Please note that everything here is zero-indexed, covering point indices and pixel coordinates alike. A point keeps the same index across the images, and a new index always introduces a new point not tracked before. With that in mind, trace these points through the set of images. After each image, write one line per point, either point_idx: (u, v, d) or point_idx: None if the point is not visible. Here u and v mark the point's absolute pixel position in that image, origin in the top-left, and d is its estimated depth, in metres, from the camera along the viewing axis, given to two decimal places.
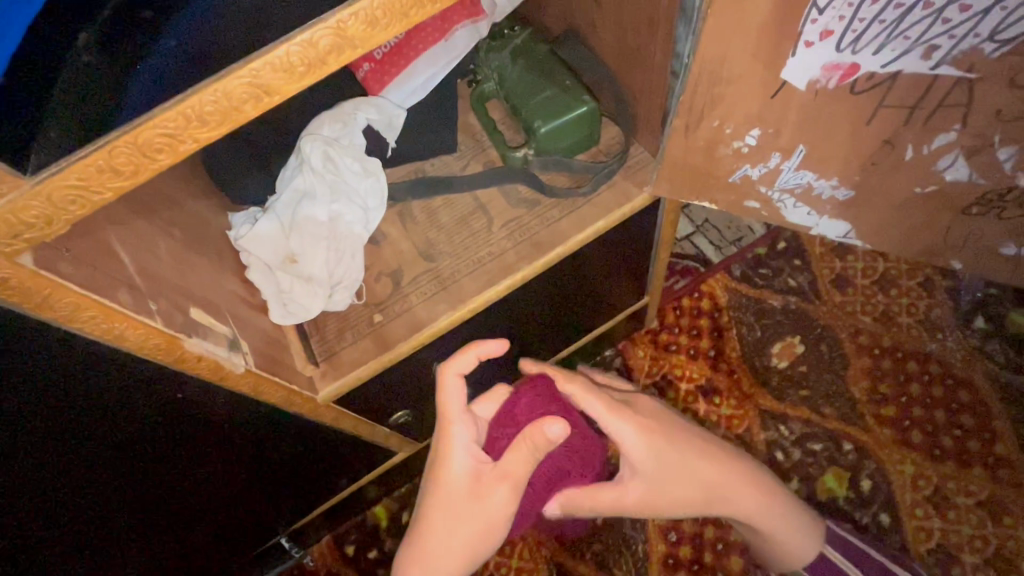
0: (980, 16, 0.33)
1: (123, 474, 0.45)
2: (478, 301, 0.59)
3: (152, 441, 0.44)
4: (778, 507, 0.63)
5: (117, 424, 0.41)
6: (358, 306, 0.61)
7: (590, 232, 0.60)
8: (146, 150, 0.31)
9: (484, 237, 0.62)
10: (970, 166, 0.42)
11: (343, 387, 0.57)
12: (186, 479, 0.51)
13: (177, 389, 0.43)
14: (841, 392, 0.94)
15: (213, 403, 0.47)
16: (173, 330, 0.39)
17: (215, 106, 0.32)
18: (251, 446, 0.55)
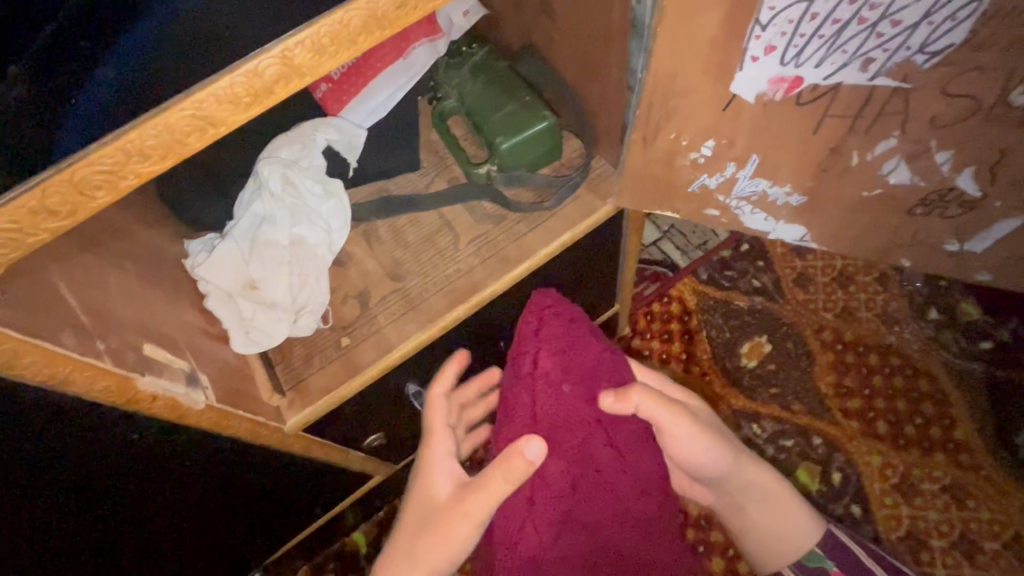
0: (909, 30, 0.34)
1: (77, 525, 0.42)
2: (447, 319, 0.58)
3: (107, 488, 0.42)
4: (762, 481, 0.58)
5: (68, 474, 0.39)
6: (325, 330, 0.59)
7: (557, 245, 0.60)
8: (84, 188, 0.31)
9: (451, 254, 0.61)
10: (911, 170, 0.44)
11: (312, 414, 0.56)
12: (150, 526, 0.50)
13: (132, 429, 0.41)
14: (809, 388, 0.97)
15: (173, 442, 0.45)
16: (124, 370, 0.37)
17: (156, 140, 0.32)
18: (218, 486, 0.54)
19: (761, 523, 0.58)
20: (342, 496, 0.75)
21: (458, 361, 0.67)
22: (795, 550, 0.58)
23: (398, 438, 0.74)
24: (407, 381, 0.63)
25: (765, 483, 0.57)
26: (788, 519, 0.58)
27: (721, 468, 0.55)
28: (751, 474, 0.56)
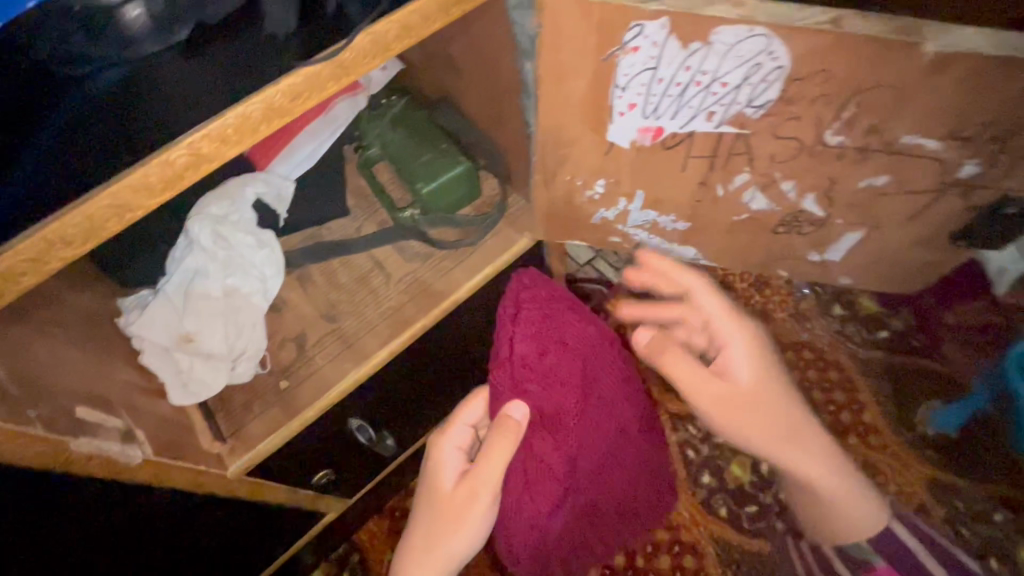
0: (736, 89, 0.41)
1: None
2: (382, 354, 0.62)
3: (45, 557, 0.43)
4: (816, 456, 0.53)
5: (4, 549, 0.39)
6: (263, 375, 0.62)
7: (481, 278, 0.65)
8: (9, 276, 0.33)
9: (383, 293, 0.65)
10: (765, 197, 0.51)
11: (254, 458, 0.58)
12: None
13: (68, 491, 0.42)
14: None
15: (111, 500, 0.46)
16: (58, 435, 0.39)
17: (78, 229, 0.34)
18: (167, 547, 0.55)
19: (812, 494, 0.54)
20: (295, 535, 0.76)
21: (399, 392, 0.70)
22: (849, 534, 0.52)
23: (348, 473, 0.76)
24: (349, 417, 0.66)
25: (815, 463, 0.53)
26: (854, 510, 0.52)
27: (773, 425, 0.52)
28: (801, 448, 0.53)
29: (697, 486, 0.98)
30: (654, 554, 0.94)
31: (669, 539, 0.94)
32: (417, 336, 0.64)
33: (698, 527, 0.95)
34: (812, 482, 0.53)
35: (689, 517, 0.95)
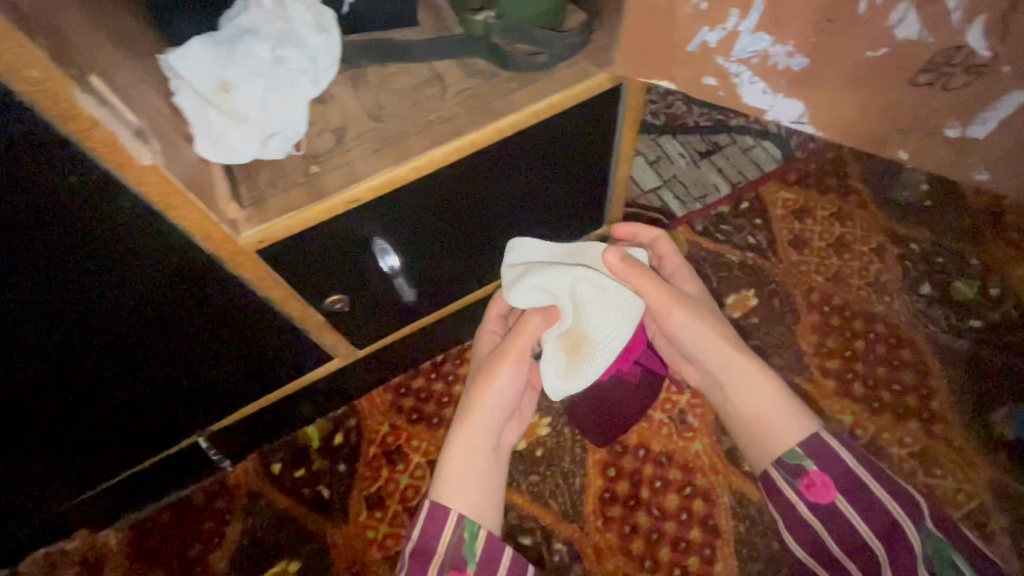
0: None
1: (79, 315, 0.49)
2: (423, 157, 0.56)
3: (88, 281, 0.47)
4: (767, 394, 0.65)
5: (36, 246, 0.41)
6: (296, 157, 0.57)
7: (547, 103, 0.57)
8: (17, 71, 0.33)
9: (434, 102, 0.59)
10: (920, 19, 0.42)
11: (269, 232, 0.54)
12: (45, 310, 0.47)
13: (124, 242, 0.46)
14: (789, 344, 0.96)
15: (138, 250, 0.48)
16: (117, 134, 0.39)
17: (42, 74, 0.34)
18: (83, 313, 0.50)
19: (756, 425, 0.65)
20: (301, 355, 0.76)
21: (449, 220, 0.66)
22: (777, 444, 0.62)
23: (361, 308, 0.73)
24: (377, 236, 0.63)
25: (763, 393, 0.65)
26: (767, 422, 0.64)
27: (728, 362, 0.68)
28: (752, 386, 0.66)
29: (723, 434, 0.89)
30: (662, 490, 0.87)
31: (680, 479, 0.87)
32: (484, 142, 0.57)
33: (717, 474, 0.87)
34: (755, 406, 0.65)
35: (708, 461, 0.88)
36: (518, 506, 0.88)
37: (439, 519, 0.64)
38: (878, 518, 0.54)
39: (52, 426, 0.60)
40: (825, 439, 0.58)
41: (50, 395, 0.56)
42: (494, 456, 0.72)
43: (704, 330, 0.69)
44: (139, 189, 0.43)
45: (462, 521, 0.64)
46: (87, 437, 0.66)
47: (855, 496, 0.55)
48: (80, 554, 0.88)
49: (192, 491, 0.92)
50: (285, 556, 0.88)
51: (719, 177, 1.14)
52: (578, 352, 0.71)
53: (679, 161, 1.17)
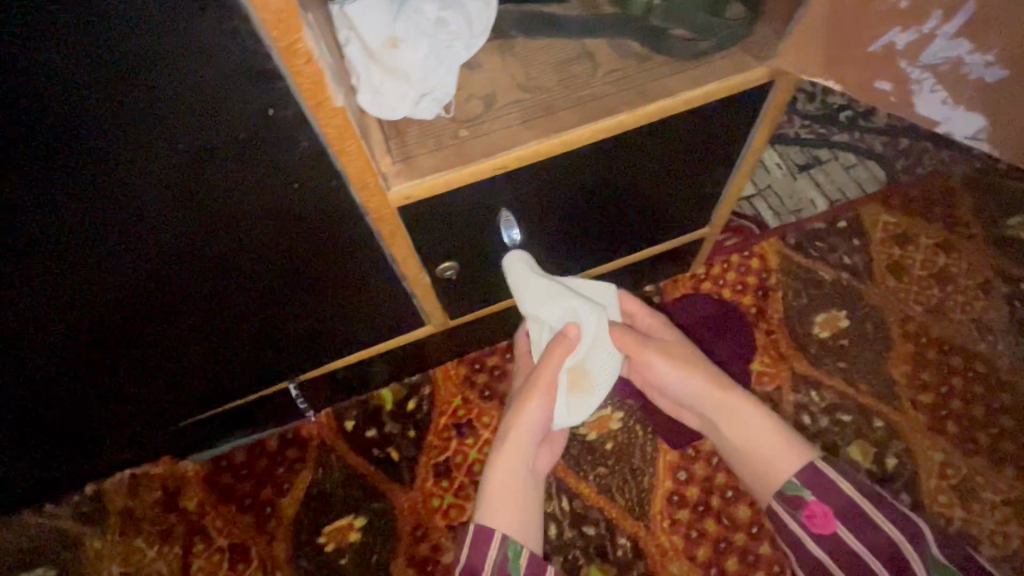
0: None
1: (236, 242, 0.53)
2: (571, 132, 0.56)
3: (255, 212, 0.51)
4: (759, 429, 0.75)
5: (228, 172, 0.45)
6: (445, 119, 0.58)
7: (699, 93, 0.57)
8: (270, 14, 0.36)
9: (585, 79, 0.58)
10: None
11: (417, 190, 0.55)
12: (207, 234, 0.51)
13: (294, 181, 0.49)
14: (880, 371, 0.92)
15: (303, 192, 0.51)
16: (325, 79, 0.42)
17: (284, 20, 0.37)
18: (231, 236, 0.52)
19: (755, 461, 0.75)
20: (401, 317, 0.78)
21: (570, 199, 0.66)
22: (777, 477, 0.73)
23: (467, 277, 0.74)
24: (504, 206, 0.63)
25: (754, 431, 0.76)
26: (764, 459, 0.75)
27: (713, 401, 0.78)
28: (740, 423, 0.76)
29: None
30: (734, 500, 0.86)
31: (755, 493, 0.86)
32: (632, 123, 0.57)
33: None
34: (748, 443, 0.76)
35: None
36: (585, 496, 0.87)
37: (485, 541, 0.70)
38: (876, 538, 0.65)
39: (165, 337, 0.63)
40: (821, 468, 0.71)
41: (188, 312, 0.61)
42: (530, 479, 0.76)
43: (683, 371, 0.78)
44: (323, 130, 0.45)
45: (506, 543, 0.69)
46: (188, 355, 0.69)
47: (851, 518, 0.67)
48: (161, 480, 0.92)
49: (268, 435, 0.95)
50: (351, 511, 0.90)
51: (817, 191, 1.09)
52: (584, 383, 0.72)
53: (776, 171, 1.11)
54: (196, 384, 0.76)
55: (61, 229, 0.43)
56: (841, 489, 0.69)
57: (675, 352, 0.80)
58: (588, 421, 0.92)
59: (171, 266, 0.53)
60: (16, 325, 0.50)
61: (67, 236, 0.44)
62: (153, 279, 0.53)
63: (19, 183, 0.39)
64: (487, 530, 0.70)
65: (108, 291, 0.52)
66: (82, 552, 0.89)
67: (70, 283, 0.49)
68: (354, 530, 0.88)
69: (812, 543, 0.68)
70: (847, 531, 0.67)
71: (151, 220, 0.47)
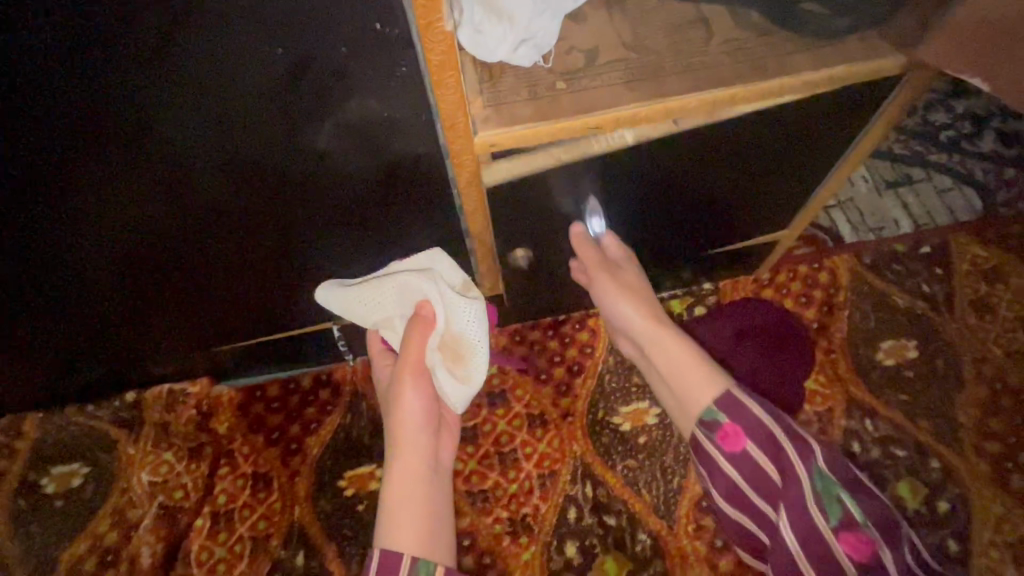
0: None
1: (306, 163, 0.52)
2: (676, 100, 0.52)
3: (330, 134, 0.49)
4: (684, 352, 0.69)
5: (316, 86, 0.44)
6: (542, 70, 0.54)
7: (823, 75, 0.52)
8: None
9: (699, 46, 0.54)
10: None
11: (505, 138, 0.52)
12: (273, 148, 0.49)
13: (380, 108, 0.47)
14: (945, 411, 0.86)
15: (386, 123, 0.49)
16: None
17: None
18: (305, 151, 0.51)
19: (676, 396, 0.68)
20: None
21: (655, 176, 0.62)
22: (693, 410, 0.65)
23: (529, 243, 0.72)
24: (586, 172, 0.60)
25: (690, 357, 0.68)
26: (675, 377, 0.68)
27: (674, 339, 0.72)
28: (670, 351, 0.70)
29: None
30: None
31: None
32: (743, 99, 0.52)
33: None
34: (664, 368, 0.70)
35: None
36: (609, 485, 0.85)
37: (393, 565, 0.62)
38: (784, 457, 0.57)
39: (215, 245, 0.62)
40: (737, 393, 0.62)
41: (244, 228, 0.60)
42: (432, 472, 0.74)
43: (619, 298, 0.74)
44: (425, 56, 0.43)
45: (416, 561, 0.63)
46: (236, 273, 0.68)
47: (762, 441, 0.59)
48: (196, 399, 0.94)
49: (303, 373, 0.96)
50: (374, 460, 0.90)
51: (902, 212, 1.01)
52: (459, 351, 0.73)
53: (861, 185, 1.03)
54: (241, 307, 0.76)
55: (146, 103, 0.42)
56: (763, 415, 0.60)
57: (625, 278, 0.75)
58: (623, 411, 0.90)
59: (235, 176, 0.52)
60: (79, 195, 0.49)
61: (147, 112, 0.43)
62: (216, 186, 0.53)
63: (113, 50, 0.37)
64: (391, 551, 0.63)
65: (174, 182, 0.51)
66: (116, 456, 0.92)
67: (143, 163, 0.47)
68: (374, 479, 0.88)
69: (785, 517, 0.55)
70: (756, 448, 0.59)
71: (232, 117, 0.45)
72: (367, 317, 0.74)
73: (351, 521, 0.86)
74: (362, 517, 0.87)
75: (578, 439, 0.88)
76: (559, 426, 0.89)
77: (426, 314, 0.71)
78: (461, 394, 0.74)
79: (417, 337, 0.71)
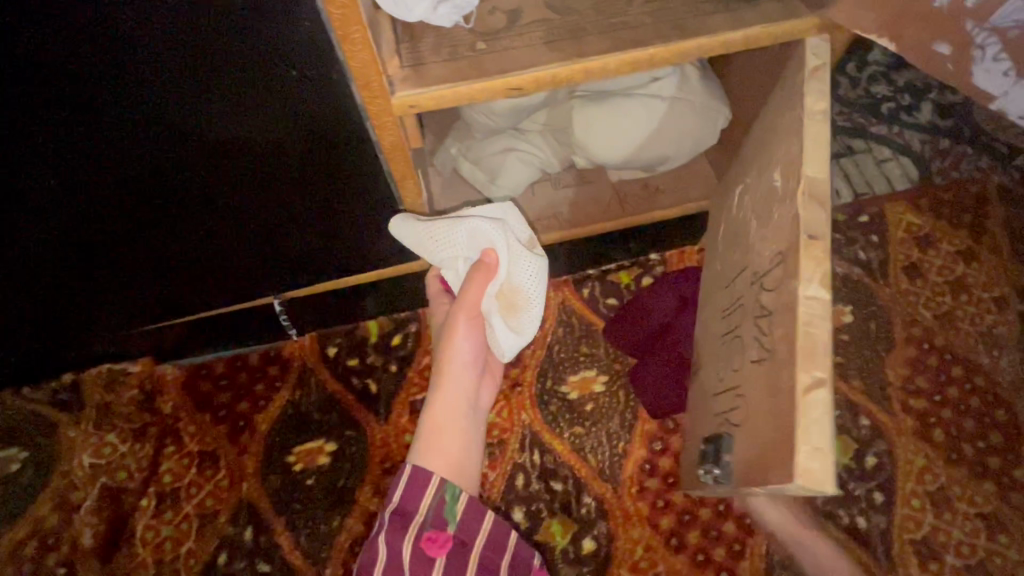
0: None
1: (232, 128, 0.51)
2: (594, 60, 0.51)
3: (251, 96, 0.48)
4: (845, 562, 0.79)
5: (223, 44, 0.42)
6: (464, 31, 0.54)
7: (740, 36, 0.53)
8: None
9: (620, 7, 0.54)
10: None
11: (423, 99, 0.51)
12: (194, 113, 0.48)
13: (294, 69, 0.46)
14: (876, 371, 0.90)
15: (304, 85, 0.48)
16: None
17: None
18: (223, 108, 0.49)
19: None
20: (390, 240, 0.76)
21: None
22: None
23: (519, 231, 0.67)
24: None
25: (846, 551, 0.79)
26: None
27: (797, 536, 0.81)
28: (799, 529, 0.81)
29: None
30: None
31: None
32: (660, 59, 0.53)
33: None
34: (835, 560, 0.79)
35: None
36: (556, 453, 0.87)
37: (425, 480, 0.61)
38: None
39: (145, 213, 0.59)
40: None
41: (179, 199, 0.59)
42: (471, 414, 0.70)
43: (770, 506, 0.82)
44: (328, 10, 0.42)
45: (444, 483, 0.61)
46: (172, 248, 0.67)
47: None
48: (138, 378, 0.92)
49: (250, 351, 0.94)
50: (323, 435, 0.89)
51: (841, 182, 1.03)
52: (517, 304, 0.67)
53: None
54: (182, 283, 0.74)
55: (37, 51, 0.40)
56: None
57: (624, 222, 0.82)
58: (570, 380, 0.91)
59: (160, 143, 0.51)
60: None
61: (45, 64, 0.41)
62: (141, 154, 0.51)
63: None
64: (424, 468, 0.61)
65: (86, 144, 0.48)
66: (55, 439, 0.89)
67: (49, 123, 0.45)
68: (323, 454, 0.88)
69: None
70: None
71: (136, 68, 0.43)
72: (432, 253, 0.68)
73: (300, 495, 0.86)
74: (311, 490, 0.87)
75: (526, 408, 0.90)
76: (508, 397, 0.90)
77: (489, 262, 0.65)
78: (514, 351, 0.68)
79: (476, 282, 0.65)
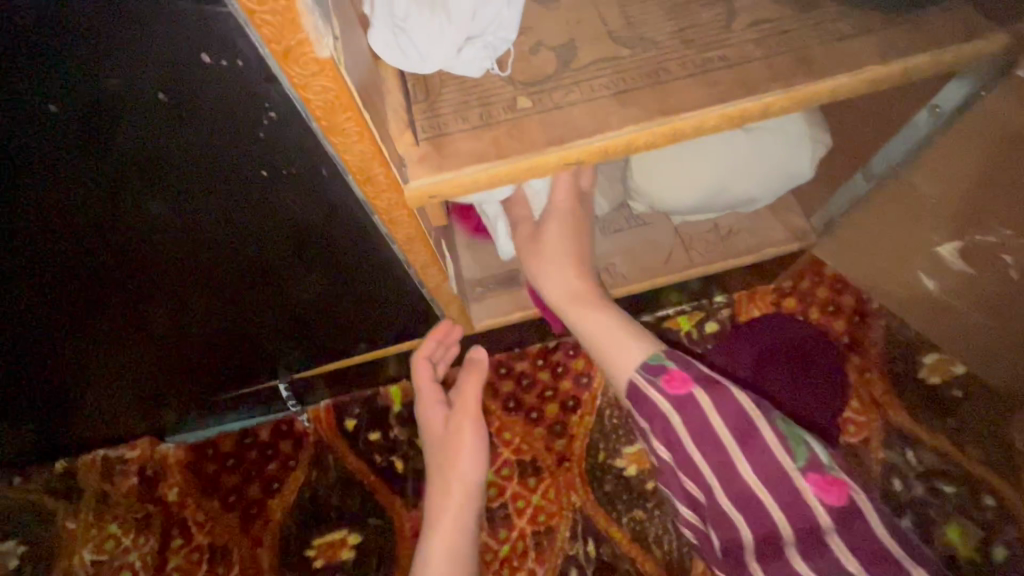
0: None
1: (191, 254, 0.38)
2: (686, 116, 0.36)
3: (209, 219, 0.35)
4: None
5: (156, 172, 0.30)
6: (497, 80, 0.39)
7: (890, 70, 0.37)
8: None
9: (716, 33, 0.39)
10: None
11: (447, 186, 0.37)
12: (137, 250, 0.36)
13: (266, 182, 0.33)
14: (998, 434, 0.75)
15: (281, 196, 0.35)
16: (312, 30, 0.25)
17: None
18: (176, 237, 0.36)
19: None
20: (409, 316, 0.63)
21: None
22: None
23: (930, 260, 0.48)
24: None
25: None
26: None
27: None
28: None
29: None
30: None
31: None
32: (779, 109, 0.37)
33: None
34: None
35: None
36: (617, 543, 0.74)
37: None
38: None
39: (107, 342, 0.47)
40: None
41: (144, 324, 0.47)
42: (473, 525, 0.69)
43: None
44: (304, 109, 0.29)
45: None
46: (148, 362, 0.55)
47: None
48: (138, 464, 0.82)
49: (259, 426, 0.83)
50: (345, 525, 0.78)
51: None
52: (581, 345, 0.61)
53: None
54: (169, 383, 0.63)
55: None
56: None
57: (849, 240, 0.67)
58: (626, 452, 0.78)
59: (101, 286, 0.38)
60: None
61: None
62: (79, 299, 0.39)
63: None
64: None
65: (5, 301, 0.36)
66: (52, 534, 0.80)
67: None
68: (347, 547, 0.78)
69: None
70: None
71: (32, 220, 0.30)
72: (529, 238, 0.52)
73: None
74: None
75: (576, 487, 0.77)
76: (555, 475, 0.78)
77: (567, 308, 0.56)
78: None
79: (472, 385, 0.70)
